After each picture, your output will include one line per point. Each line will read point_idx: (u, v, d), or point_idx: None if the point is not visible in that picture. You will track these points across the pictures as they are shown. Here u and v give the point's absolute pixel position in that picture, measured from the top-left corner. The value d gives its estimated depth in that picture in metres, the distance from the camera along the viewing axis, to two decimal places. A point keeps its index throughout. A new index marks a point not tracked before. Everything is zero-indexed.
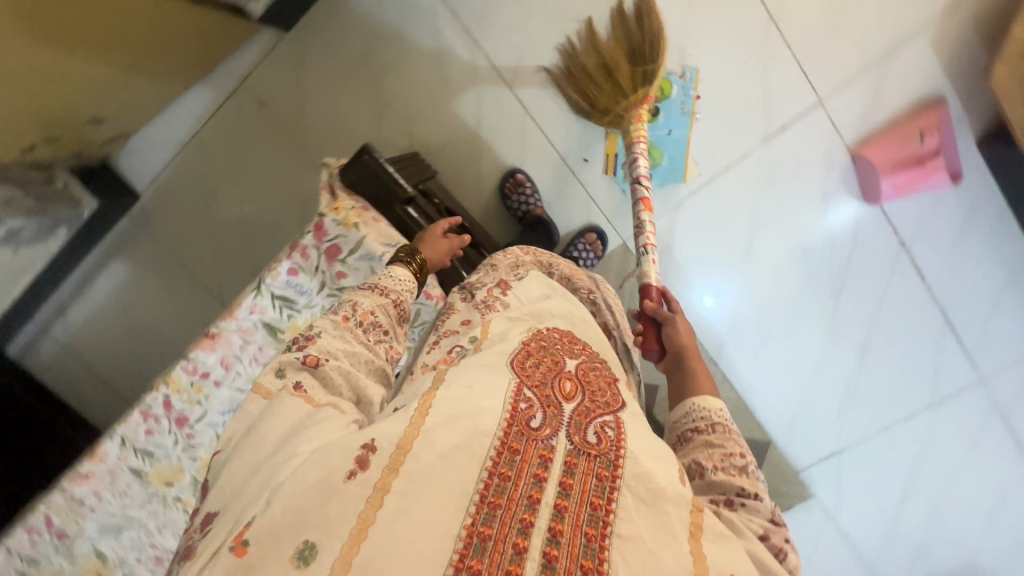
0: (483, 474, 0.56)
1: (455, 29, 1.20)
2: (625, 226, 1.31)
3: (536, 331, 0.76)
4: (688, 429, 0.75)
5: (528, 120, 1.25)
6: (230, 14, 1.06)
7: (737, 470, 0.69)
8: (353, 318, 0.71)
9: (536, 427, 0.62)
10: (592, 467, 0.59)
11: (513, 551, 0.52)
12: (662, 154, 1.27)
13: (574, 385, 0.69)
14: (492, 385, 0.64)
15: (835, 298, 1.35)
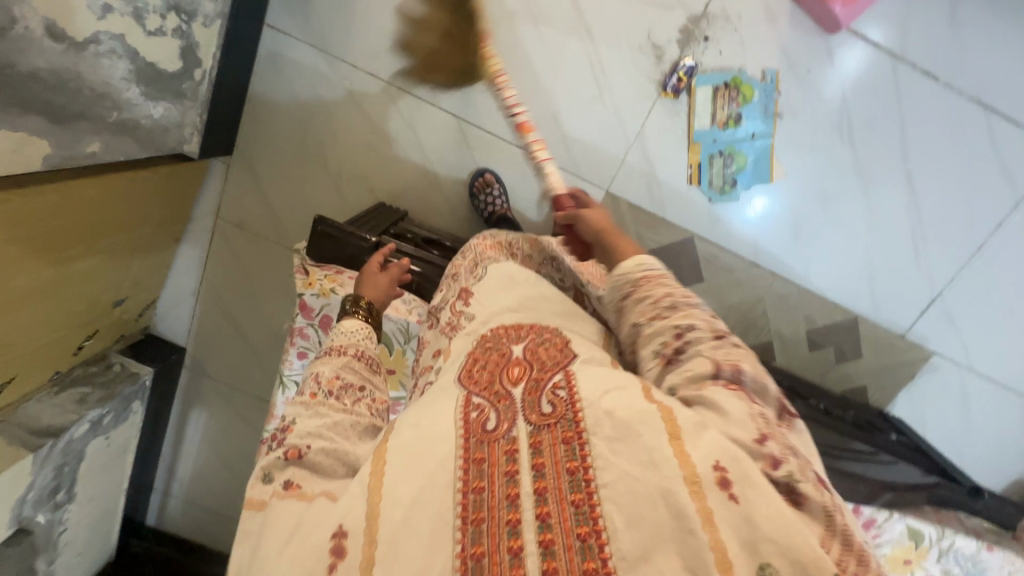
0: (456, 497, 0.54)
1: (362, 76, 1.22)
2: (599, 174, 1.27)
3: (480, 336, 0.76)
4: (626, 293, 0.75)
5: (464, 123, 1.25)
6: (177, 161, 1.15)
7: (675, 312, 0.69)
8: (321, 390, 0.70)
9: (493, 428, 0.60)
10: (558, 436, 0.56)
11: (511, 554, 0.49)
12: (744, 155, 1.24)
13: (523, 366, 0.68)
14: (437, 409, 0.63)
15: (847, 142, 1.23)
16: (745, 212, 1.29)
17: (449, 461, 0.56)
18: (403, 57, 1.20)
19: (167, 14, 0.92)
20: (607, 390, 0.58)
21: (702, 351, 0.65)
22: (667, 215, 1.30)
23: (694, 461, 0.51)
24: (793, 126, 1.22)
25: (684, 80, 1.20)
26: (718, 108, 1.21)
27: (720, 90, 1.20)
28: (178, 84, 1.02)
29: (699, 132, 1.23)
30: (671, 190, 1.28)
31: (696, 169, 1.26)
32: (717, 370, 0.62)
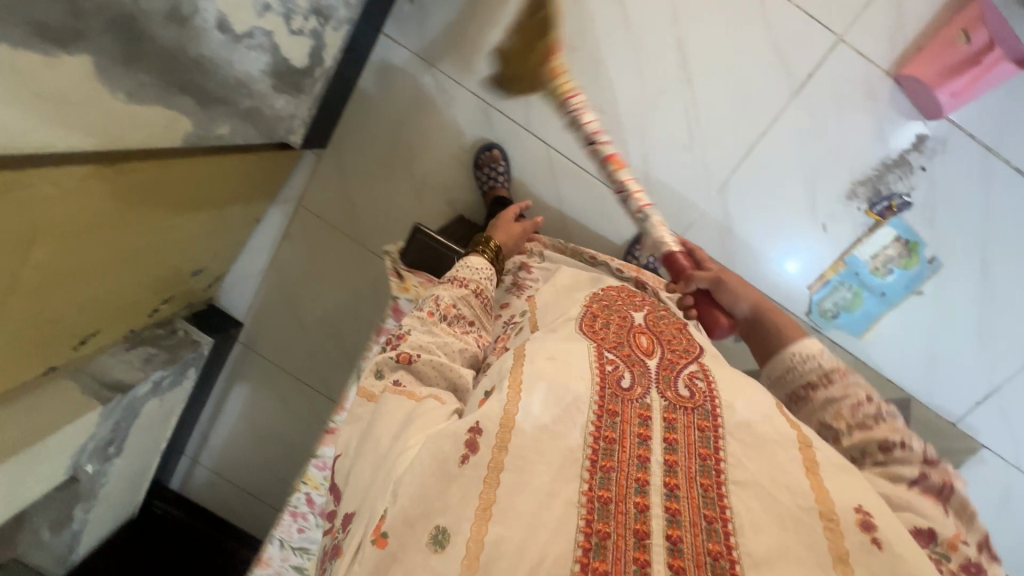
0: (587, 438, 0.58)
1: (461, 95, 1.27)
2: (675, 219, 1.28)
3: (595, 296, 0.86)
4: (801, 387, 0.79)
5: (552, 153, 1.29)
6: (279, 150, 1.21)
7: (873, 417, 0.70)
8: (437, 312, 0.81)
9: (628, 386, 0.64)
10: (693, 417, 0.62)
11: (637, 507, 0.54)
12: (861, 298, 1.28)
13: (648, 340, 0.74)
14: (575, 353, 0.67)
15: (931, 227, 1.21)
16: (839, 315, 1.30)
17: (580, 408, 0.60)
18: (504, 83, 1.24)
19: (310, 16, 0.97)
20: (738, 391, 0.65)
21: (909, 464, 0.64)
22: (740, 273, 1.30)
23: (833, 498, 0.54)
24: (905, 227, 1.21)
25: (894, 209, 1.21)
26: (884, 253, 1.24)
27: (897, 238, 1.23)
28: (301, 80, 1.07)
29: (853, 258, 1.26)
30: (743, 247, 1.28)
31: (820, 282, 1.28)
32: (919, 477, 0.63)
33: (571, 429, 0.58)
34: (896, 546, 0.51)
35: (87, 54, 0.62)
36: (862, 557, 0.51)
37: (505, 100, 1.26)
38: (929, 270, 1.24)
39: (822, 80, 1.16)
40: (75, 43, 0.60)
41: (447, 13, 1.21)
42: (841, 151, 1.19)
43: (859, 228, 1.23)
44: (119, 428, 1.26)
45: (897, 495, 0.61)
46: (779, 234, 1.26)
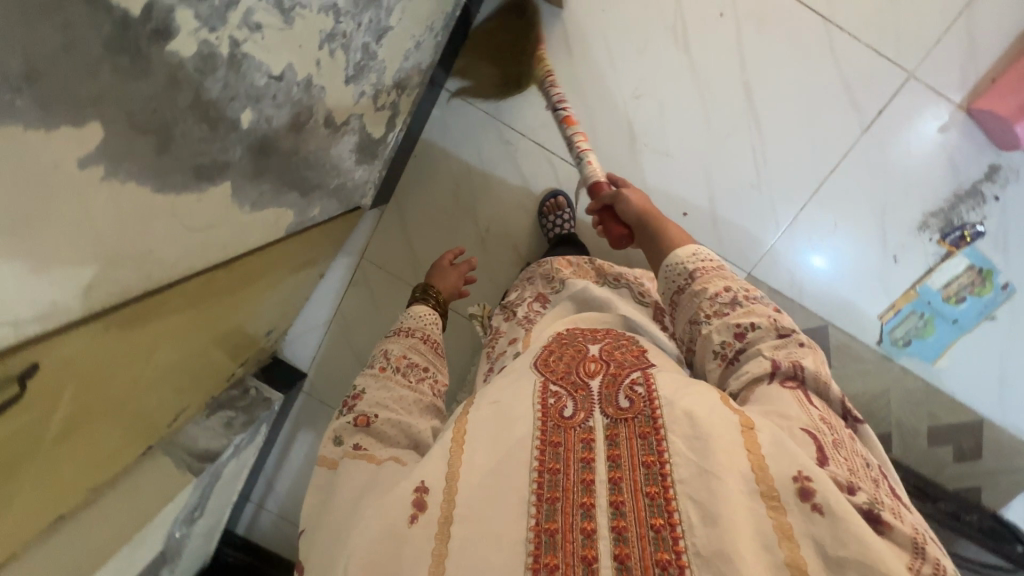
0: (532, 473, 0.55)
1: None
2: (744, 258, 1.28)
3: (558, 334, 0.76)
4: (674, 290, 0.74)
5: None
6: (350, 212, 1.21)
7: (733, 303, 0.68)
8: (390, 364, 0.80)
9: (571, 415, 0.60)
10: (635, 429, 0.56)
11: (584, 535, 0.50)
12: (934, 326, 1.28)
13: (599, 360, 0.67)
14: (516, 393, 0.64)
15: (1004, 254, 1.22)
16: (912, 343, 1.31)
17: (524, 444, 0.57)
18: None
19: (392, 89, 0.98)
20: (685, 391, 0.58)
21: (764, 351, 0.65)
22: (810, 308, 1.31)
23: (771, 473, 0.50)
24: (978, 256, 1.22)
25: (967, 238, 1.22)
26: (957, 281, 1.25)
27: (969, 267, 1.23)
28: (377, 148, 1.08)
29: (925, 287, 1.27)
30: (814, 283, 1.29)
31: (893, 311, 1.30)
32: (775, 367, 0.63)
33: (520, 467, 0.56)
34: (838, 509, 0.47)
35: (227, 180, 0.62)
36: (805, 526, 0.47)
37: (570, 150, 1.26)
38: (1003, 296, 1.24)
39: (888, 117, 1.17)
40: (222, 174, 0.60)
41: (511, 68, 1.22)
42: (911, 184, 1.20)
43: (930, 258, 1.24)
44: (204, 493, 1.27)
45: (773, 399, 0.60)
46: (848, 268, 1.27)
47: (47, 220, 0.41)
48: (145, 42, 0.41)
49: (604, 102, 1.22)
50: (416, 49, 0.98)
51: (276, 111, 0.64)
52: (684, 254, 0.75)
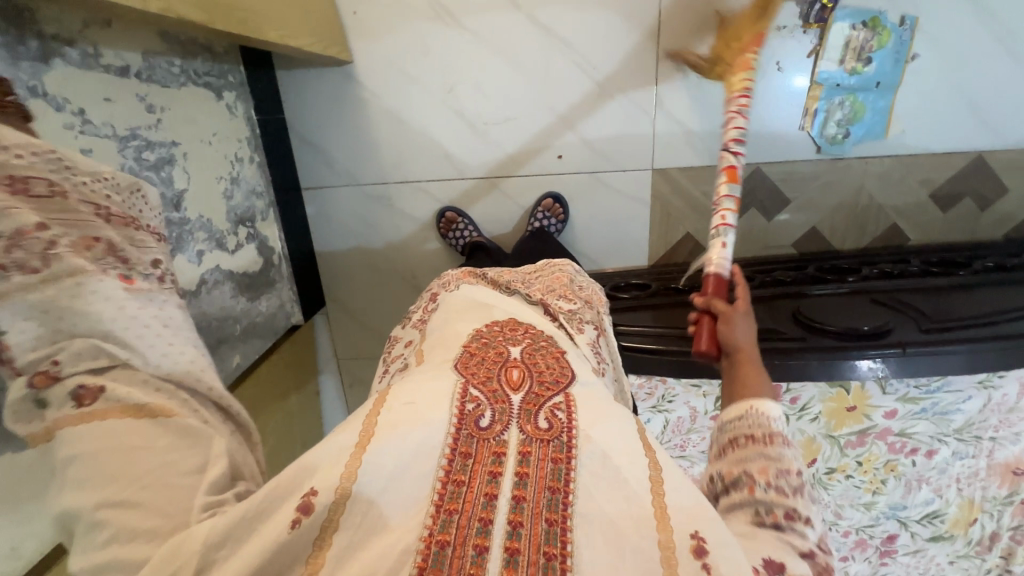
0: (436, 482, 0.49)
1: (393, 188, 1.31)
2: (636, 158, 1.25)
3: (476, 334, 0.70)
4: (740, 435, 0.54)
5: (495, 179, 1.29)
6: (293, 334, 1.32)
7: (794, 491, 0.49)
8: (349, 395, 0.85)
9: (486, 426, 0.54)
10: (548, 451, 0.52)
11: (476, 550, 0.44)
12: (860, 103, 1.16)
13: (521, 370, 0.62)
14: (432, 393, 0.57)
15: None
16: (851, 131, 1.19)
17: (433, 455, 0.51)
18: (417, 155, 1.27)
19: (237, 227, 1.07)
20: (602, 422, 0.57)
21: (797, 543, 0.47)
22: (722, 160, 1.24)
23: (674, 533, 0.46)
24: (856, 12, 1.10)
25: (828, 6, 1.10)
26: (851, 48, 1.12)
27: (853, 26, 1.11)
28: (268, 275, 1.18)
29: (824, 73, 1.14)
30: (712, 137, 1.22)
31: (810, 116, 1.18)
32: (805, 553, 0.47)
33: (421, 478, 0.49)
34: None
35: None
36: None
37: (429, 168, 1.29)
38: (905, 31, 1.11)
39: None
40: None
41: (338, 135, 1.27)
42: None
43: (810, 44, 1.13)
44: None
45: (770, 542, 0.47)
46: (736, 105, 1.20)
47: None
48: None
49: (425, 112, 1.23)
50: (236, 184, 1.07)
51: None
52: (769, 418, 0.55)
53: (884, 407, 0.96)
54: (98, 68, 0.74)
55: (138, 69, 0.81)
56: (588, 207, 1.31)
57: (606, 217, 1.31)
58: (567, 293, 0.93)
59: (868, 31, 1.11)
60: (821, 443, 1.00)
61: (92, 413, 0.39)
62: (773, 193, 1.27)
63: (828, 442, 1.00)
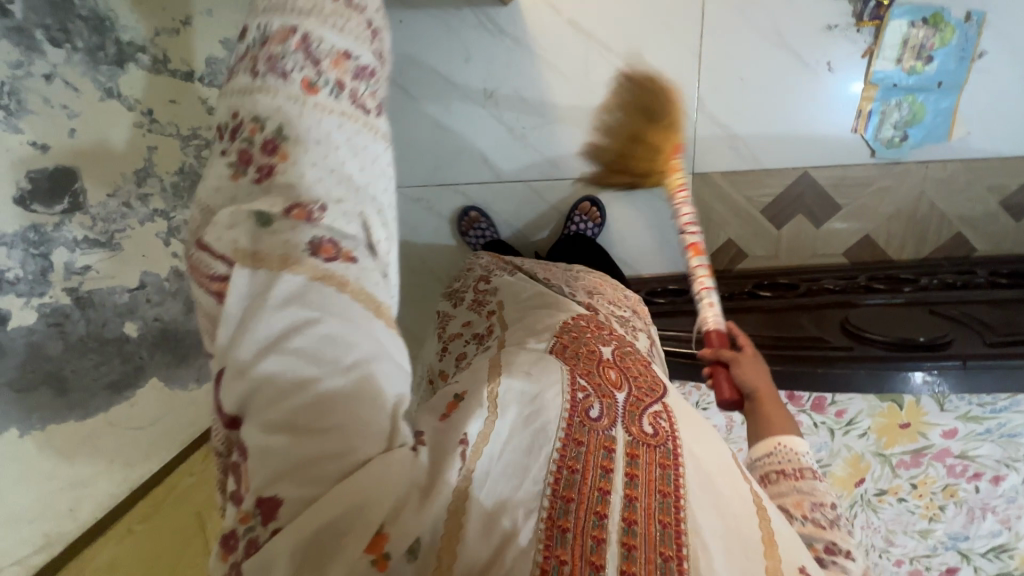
0: (552, 467, 0.53)
1: (432, 191, 1.34)
2: (676, 162, 1.23)
3: (564, 326, 0.76)
4: (773, 471, 0.64)
5: (532, 182, 1.30)
6: None
7: (829, 525, 0.58)
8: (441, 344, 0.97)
9: (596, 418, 0.59)
10: (654, 456, 0.58)
11: (593, 542, 0.50)
12: (920, 103, 1.10)
13: (617, 371, 0.68)
14: (544, 370, 0.64)
15: None
16: (910, 134, 1.12)
17: (547, 446, 0.54)
18: (457, 158, 1.30)
19: None
20: (700, 439, 0.61)
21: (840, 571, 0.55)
22: (767, 164, 1.20)
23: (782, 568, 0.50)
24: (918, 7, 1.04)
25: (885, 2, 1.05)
26: (910, 45, 1.06)
27: (913, 24, 1.05)
28: None
29: (880, 73, 1.09)
30: (757, 140, 1.19)
31: (864, 117, 1.13)
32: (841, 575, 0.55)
33: (534, 460, 0.53)
34: None
35: (150, 377, 0.79)
36: None
37: (468, 171, 1.31)
38: (972, 26, 1.05)
39: None
40: (142, 377, 0.77)
41: None
42: None
43: (864, 43, 1.09)
44: None
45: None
46: (782, 108, 1.16)
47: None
48: None
49: (466, 117, 1.26)
50: None
51: (161, 308, 0.79)
52: (797, 452, 0.64)
53: (943, 425, 0.89)
54: (166, 72, 0.80)
55: (202, 73, 0.86)
56: (625, 211, 1.29)
57: (644, 222, 1.29)
58: (615, 300, 0.94)
59: (931, 27, 1.05)
60: (867, 459, 0.94)
61: (335, 269, 0.41)
62: (822, 198, 1.21)
63: (878, 461, 0.94)
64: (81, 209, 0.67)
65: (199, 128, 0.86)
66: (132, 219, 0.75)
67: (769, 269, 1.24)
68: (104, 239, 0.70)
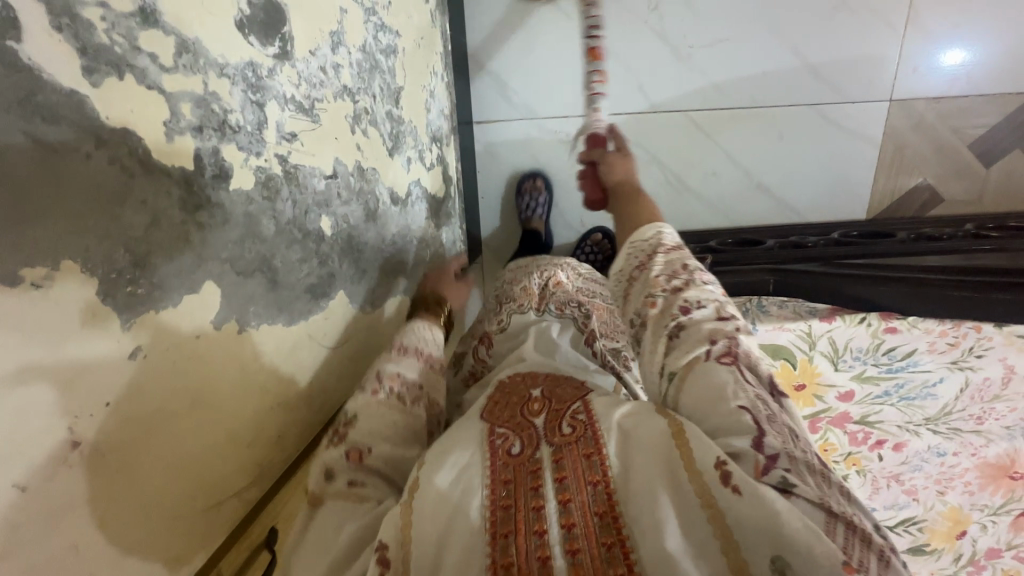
0: (483, 509, 0.38)
1: (575, 123, 1.17)
2: (872, 89, 1.06)
3: (497, 384, 0.53)
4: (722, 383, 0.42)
5: (693, 113, 1.13)
6: None
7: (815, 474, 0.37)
8: (384, 389, 0.50)
9: (518, 451, 0.42)
10: (578, 451, 0.41)
11: (540, 563, 0.35)
12: None
13: (544, 398, 0.47)
14: (455, 434, 0.45)
15: None
16: None
17: (473, 486, 0.40)
18: (606, 84, 1.14)
19: (431, 146, 0.97)
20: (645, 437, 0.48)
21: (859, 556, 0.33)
22: (983, 93, 1.04)
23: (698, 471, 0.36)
24: None
25: None
26: None
27: None
28: (446, 206, 1.06)
29: None
30: (974, 62, 1.03)
31: None
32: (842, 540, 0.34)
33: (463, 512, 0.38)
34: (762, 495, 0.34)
35: (339, 290, 0.63)
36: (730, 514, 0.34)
37: (617, 101, 1.15)
38: None
39: None
40: (332, 287, 0.61)
41: (522, 62, 1.14)
42: None
43: None
44: None
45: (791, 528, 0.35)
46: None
47: (200, 381, 0.41)
48: (211, 188, 0.42)
49: (626, 33, 1.10)
50: (431, 98, 0.98)
51: (347, 208, 0.65)
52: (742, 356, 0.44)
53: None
54: None
55: None
56: (804, 149, 1.12)
57: (824, 161, 1.13)
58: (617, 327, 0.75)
59: None
60: None
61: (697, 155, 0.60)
62: None
63: None
64: (288, 59, 0.52)
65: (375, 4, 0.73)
66: (328, 90, 0.60)
67: (978, 216, 1.08)
68: (305, 104, 0.55)
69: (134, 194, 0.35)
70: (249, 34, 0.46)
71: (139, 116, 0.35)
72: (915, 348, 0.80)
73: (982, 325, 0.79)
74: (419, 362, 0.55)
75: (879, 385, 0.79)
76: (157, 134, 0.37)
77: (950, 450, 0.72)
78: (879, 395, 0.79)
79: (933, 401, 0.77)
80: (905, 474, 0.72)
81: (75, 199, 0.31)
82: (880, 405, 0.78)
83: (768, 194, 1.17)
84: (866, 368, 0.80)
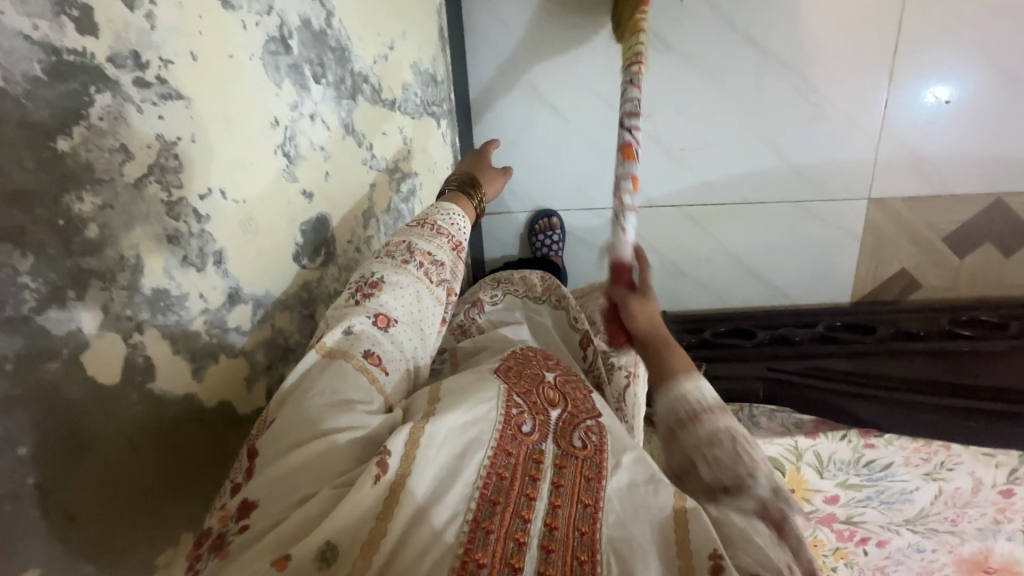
0: (482, 469, 0.40)
1: (576, 214, 1.25)
2: (851, 188, 1.15)
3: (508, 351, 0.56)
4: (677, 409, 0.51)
5: (686, 207, 1.21)
6: None
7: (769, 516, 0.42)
8: (413, 260, 0.55)
9: (528, 432, 0.44)
10: (581, 468, 0.43)
11: (514, 545, 0.37)
12: None
13: (560, 390, 0.51)
14: (471, 388, 0.46)
15: None
16: None
17: (481, 442, 0.41)
18: (604, 181, 1.22)
19: None
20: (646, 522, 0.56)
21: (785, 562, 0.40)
22: (953, 192, 1.12)
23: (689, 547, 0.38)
24: None
25: None
26: None
27: None
28: None
29: None
30: (942, 166, 1.11)
31: None
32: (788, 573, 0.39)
33: (464, 462, 0.40)
34: None
35: None
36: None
37: None
38: None
39: None
40: None
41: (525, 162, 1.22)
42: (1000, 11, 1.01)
43: None
44: None
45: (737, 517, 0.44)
46: (1016, 90, 1.05)
47: None
48: None
49: None
50: None
51: None
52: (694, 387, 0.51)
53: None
54: (381, 103, 0.75)
55: (399, 101, 0.82)
56: (791, 240, 1.20)
57: (809, 250, 1.21)
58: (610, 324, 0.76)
59: None
60: None
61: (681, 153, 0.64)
62: (1011, 227, 1.13)
63: None
64: (331, 259, 0.60)
65: (398, 162, 0.82)
66: None
67: (954, 302, 1.16)
68: (344, 289, 0.63)
69: (227, 449, 0.43)
70: (303, 259, 0.55)
71: (229, 386, 0.43)
72: (892, 461, 0.87)
73: (954, 443, 0.86)
74: (449, 242, 0.61)
75: (861, 491, 0.87)
76: (240, 391, 0.45)
77: (927, 546, 0.84)
78: (864, 501, 0.87)
79: (909, 507, 0.86)
80: (890, 567, 0.84)
81: (189, 482, 0.39)
82: (863, 509, 0.87)
83: (759, 279, 1.24)
84: (848, 477, 0.88)
